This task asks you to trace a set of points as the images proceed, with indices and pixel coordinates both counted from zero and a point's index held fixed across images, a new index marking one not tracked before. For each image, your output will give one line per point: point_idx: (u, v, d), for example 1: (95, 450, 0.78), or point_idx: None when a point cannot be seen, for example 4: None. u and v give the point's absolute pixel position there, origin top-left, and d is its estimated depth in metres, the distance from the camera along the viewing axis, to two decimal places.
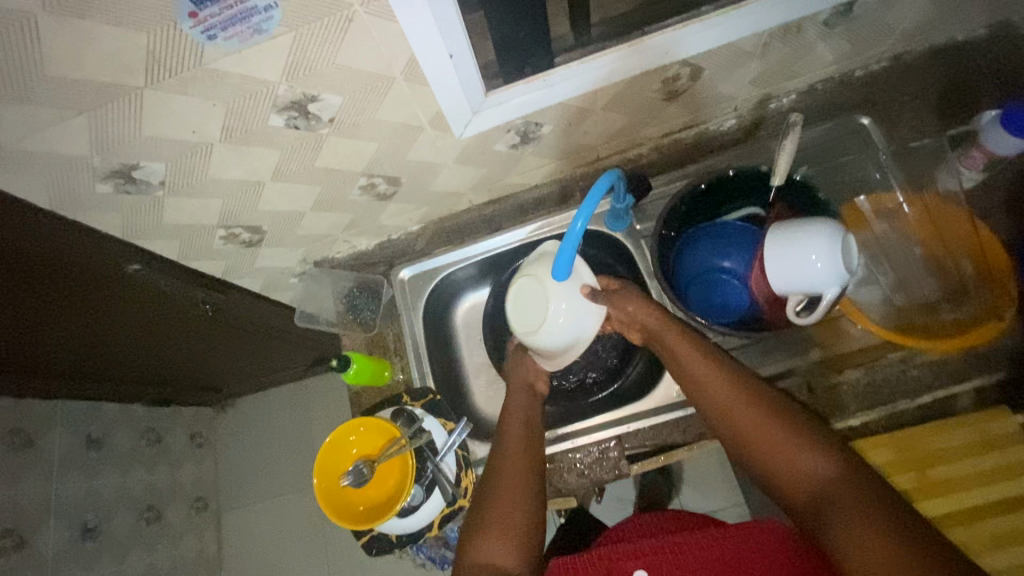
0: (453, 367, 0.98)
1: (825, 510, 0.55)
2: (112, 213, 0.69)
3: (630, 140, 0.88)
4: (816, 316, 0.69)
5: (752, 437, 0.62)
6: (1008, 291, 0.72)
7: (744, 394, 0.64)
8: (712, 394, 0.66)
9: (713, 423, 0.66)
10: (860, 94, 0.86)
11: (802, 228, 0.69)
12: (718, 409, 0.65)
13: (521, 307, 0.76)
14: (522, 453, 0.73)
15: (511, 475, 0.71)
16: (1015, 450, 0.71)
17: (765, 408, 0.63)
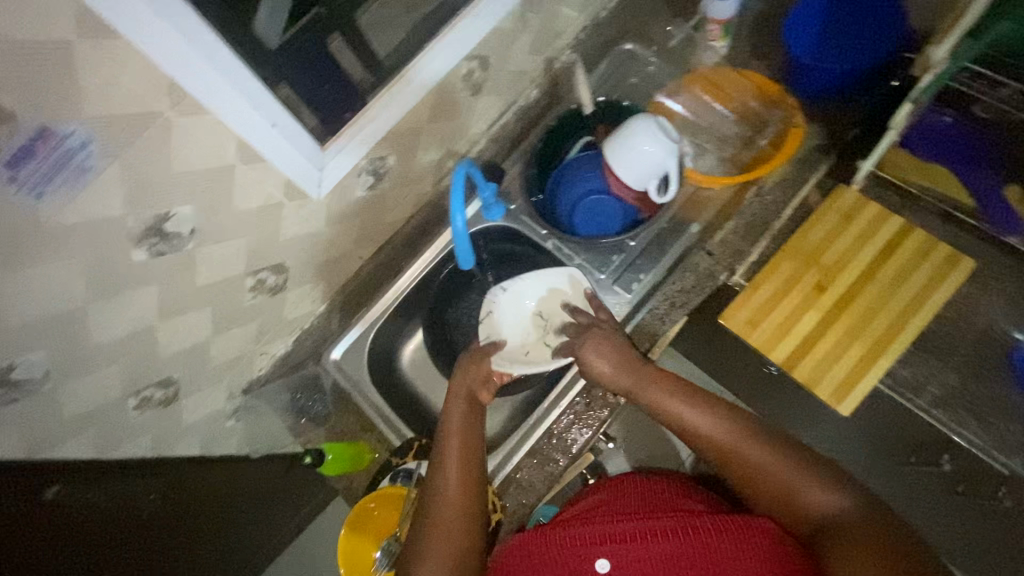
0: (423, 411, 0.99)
1: (827, 539, 0.59)
2: (7, 431, 0.63)
3: (464, 141, 0.98)
4: (674, 181, 0.81)
5: (755, 469, 0.65)
6: (789, 101, 0.90)
7: (741, 433, 0.68)
8: (709, 431, 0.69)
9: (712, 459, 0.70)
10: (615, 28, 1.04)
11: (621, 131, 0.81)
12: (717, 446, 0.69)
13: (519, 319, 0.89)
14: (457, 455, 0.73)
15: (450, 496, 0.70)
16: (847, 233, 0.86)
17: (763, 443, 0.67)
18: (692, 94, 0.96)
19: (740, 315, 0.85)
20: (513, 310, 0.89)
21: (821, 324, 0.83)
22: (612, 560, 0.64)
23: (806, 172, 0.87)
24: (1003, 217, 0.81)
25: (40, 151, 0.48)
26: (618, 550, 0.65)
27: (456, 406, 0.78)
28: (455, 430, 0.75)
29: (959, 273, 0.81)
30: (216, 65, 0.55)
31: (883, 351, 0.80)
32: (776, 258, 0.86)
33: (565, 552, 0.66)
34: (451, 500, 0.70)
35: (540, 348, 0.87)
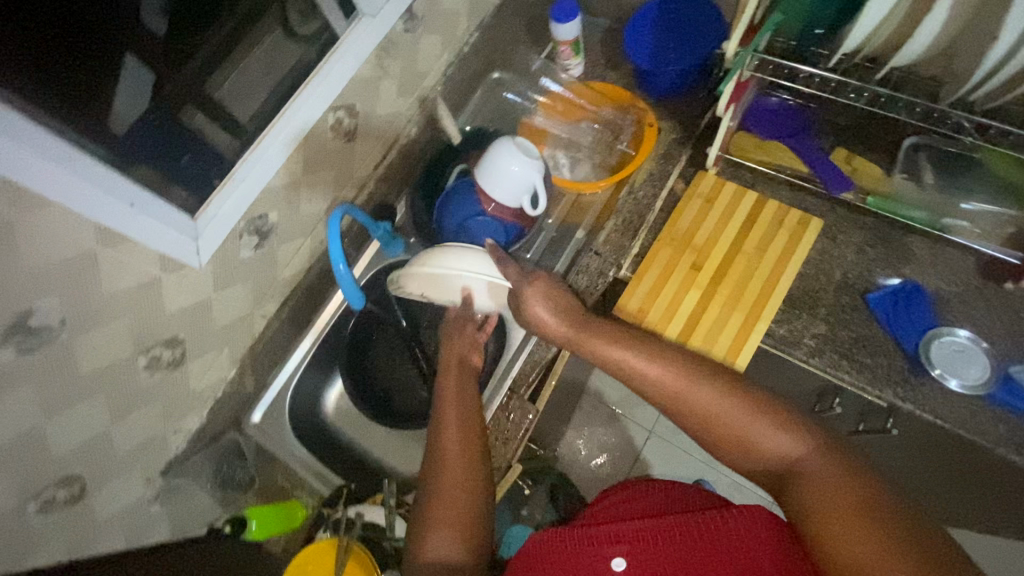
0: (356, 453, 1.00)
1: (790, 481, 0.63)
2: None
3: (350, 186, 1.00)
4: (541, 195, 0.86)
5: (709, 415, 0.68)
6: (636, 103, 1.00)
7: (693, 384, 0.70)
8: (665, 384, 0.71)
9: (668, 408, 0.72)
10: (479, 61, 1.11)
11: (489, 157, 0.86)
12: (670, 397, 0.71)
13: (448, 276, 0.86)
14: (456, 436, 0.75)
15: (450, 473, 0.72)
16: (716, 208, 0.94)
17: (724, 391, 0.68)
18: (551, 118, 1.09)
19: (633, 298, 0.92)
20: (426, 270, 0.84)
21: (704, 297, 0.90)
22: (628, 558, 0.67)
23: (668, 166, 0.99)
24: (832, 178, 0.88)
25: None
26: (632, 549, 0.67)
27: (448, 391, 0.81)
28: (448, 406, 0.78)
29: (811, 232, 0.89)
30: (52, 159, 0.56)
31: (759, 314, 0.87)
32: (663, 233, 0.94)
33: (577, 554, 0.68)
34: (454, 470, 0.72)
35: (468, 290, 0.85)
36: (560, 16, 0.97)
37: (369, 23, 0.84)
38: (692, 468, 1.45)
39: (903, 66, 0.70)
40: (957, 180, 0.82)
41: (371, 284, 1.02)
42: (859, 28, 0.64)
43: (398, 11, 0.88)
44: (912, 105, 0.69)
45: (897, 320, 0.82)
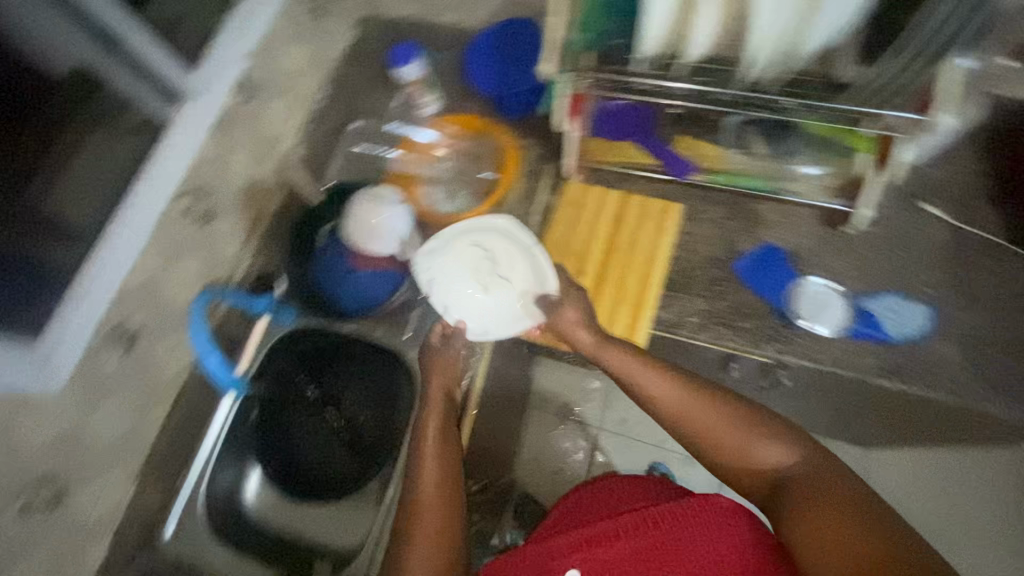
0: (287, 542, 0.92)
1: (779, 496, 0.57)
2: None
3: (221, 266, 0.95)
4: (409, 232, 0.88)
5: (712, 434, 0.60)
6: (493, 128, 1.04)
7: (693, 391, 0.63)
8: (672, 404, 0.63)
9: (672, 428, 0.63)
10: (339, 109, 1.09)
11: (348, 211, 0.86)
12: (673, 414, 0.63)
13: (466, 286, 0.83)
14: (435, 463, 0.66)
15: (431, 509, 0.63)
16: (587, 214, 0.99)
17: (718, 403, 0.62)
18: (410, 159, 1.03)
19: None
20: (443, 269, 0.83)
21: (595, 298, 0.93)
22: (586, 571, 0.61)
23: (534, 184, 1.03)
24: (674, 162, 0.94)
25: None
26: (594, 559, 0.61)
27: (432, 424, 0.69)
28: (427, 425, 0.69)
29: (673, 217, 0.95)
30: None
31: (644, 304, 0.91)
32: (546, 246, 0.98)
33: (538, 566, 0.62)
34: (430, 496, 0.64)
35: (496, 286, 0.82)
36: (404, 61, 0.99)
37: (194, 117, 0.93)
38: None
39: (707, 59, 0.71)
40: (784, 145, 0.86)
41: (269, 359, 0.95)
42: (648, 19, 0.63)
43: (218, 100, 0.96)
44: (731, 90, 0.72)
45: (764, 282, 0.90)
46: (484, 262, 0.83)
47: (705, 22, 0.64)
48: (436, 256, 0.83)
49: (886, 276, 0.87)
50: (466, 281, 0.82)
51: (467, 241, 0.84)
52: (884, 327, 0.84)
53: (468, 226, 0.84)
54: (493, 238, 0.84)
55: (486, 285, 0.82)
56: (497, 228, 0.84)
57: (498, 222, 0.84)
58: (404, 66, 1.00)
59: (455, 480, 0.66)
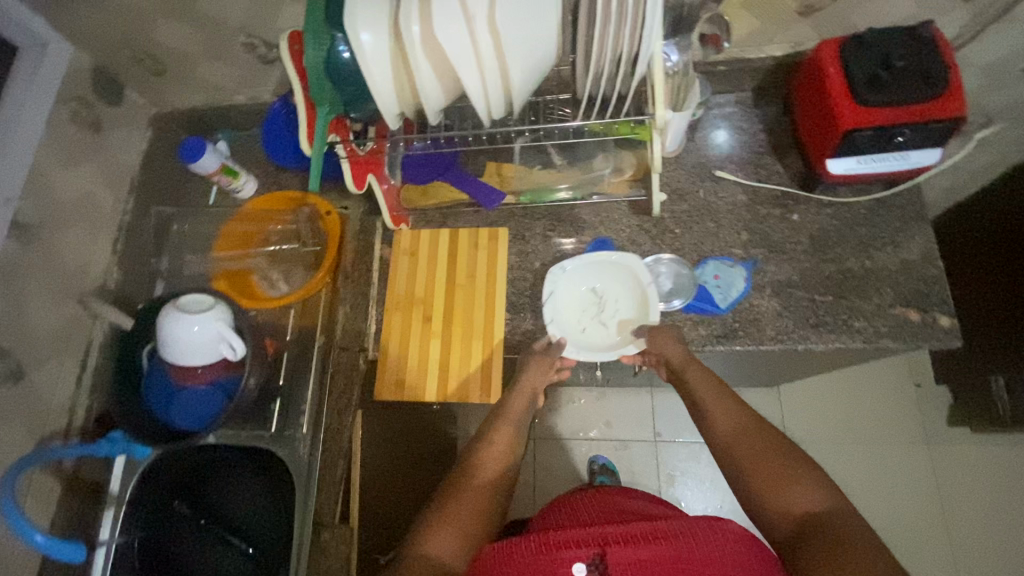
0: None
1: (808, 535, 0.61)
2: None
3: (55, 415, 0.90)
4: (228, 333, 0.84)
5: (766, 450, 0.69)
6: (309, 201, 1.02)
7: (716, 393, 0.76)
8: (729, 433, 0.72)
9: (705, 426, 0.75)
10: (150, 220, 1.06)
11: (161, 334, 0.83)
12: (727, 443, 0.72)
13: (571, 318, 0.90)
14: (493, 469, 0.75)
15: (478, 492, 0.71)
16: (421, 258, 0.99)
17: (785, 451, 0.69)
18: (235, 255, 1.01)
19: (390, 363, 0.94)
20: (564, 308, 0.91)
21: (445, 339, 0.94)
22: (590, 564, 0.63)
23: (367, 240, 1.02)
24: (483, 194, 0.98)
25: None
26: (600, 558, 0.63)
27: (507, 426, 0.79)
28: (497, 435, 0.78)
29: (503, 242, 0.97)
30: None
31: (492, 336, 0.93)
32: (388, 300, 0.98)
33: (540, 561, 0.63)
34: (471, 496, 0.71)
35: (596, 329, 0.90)
36: (194, 151, 0.96)
37: None
38: (580, 453, 1.46)
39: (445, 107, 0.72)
40: (575, 153, 0.96)
41: (138, 496, 0.91)
42: (371, 87, 0.64)
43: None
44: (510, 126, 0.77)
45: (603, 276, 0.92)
46: (594, 306, 0.91)
47: (424, 73, 0.64)
48: (556, 297, 0.90)
49: (703, 244, 0.92)
50: (595, 325, 0.90)
51: (583, 286, 0.92)
52: (713, 301, 0.87)
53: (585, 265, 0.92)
54: (608, 285, 0.92)
55: (598, 324, 0.90)
56: (622, 264, 0.90)
57: (625, 258, 0.89)
58: (196, 156, 0.96)
59: (494, 501, 0.72)
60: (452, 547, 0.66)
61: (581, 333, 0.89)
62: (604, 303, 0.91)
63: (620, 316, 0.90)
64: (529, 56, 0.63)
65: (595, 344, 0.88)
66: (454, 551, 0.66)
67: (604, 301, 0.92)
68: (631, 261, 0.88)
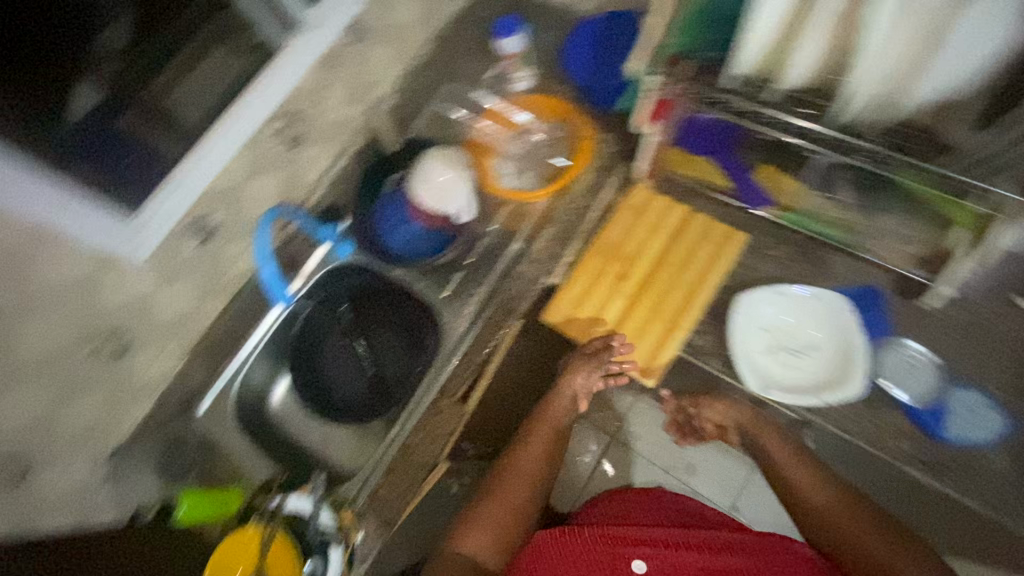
0: (293, 444, 1.02)
1: None
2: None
3: (301, 188, 1.04)
4: (468, 203, 0.92)
5: (862, 540, 0.71)
6: (576, 119, 1.04)
7: (805, 469, 0.79)
8: (824, 505, 0.75)
9: (792, 499, 0.78)
10: (434, 70, 1.15)
11: (417, 170, 0.90)
12: (822, 518, 0.74)
13: (764, 319, 0.87)
14: (541, 448, 0.84)
15: (511, 491, 0.79)
16: (647, 218, 0.96)
17: (885, 533, 0.71)
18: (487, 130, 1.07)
19: (567, 293, 0.94)
20: (773, 314, 0.87)
21: (630, 304, 0.92)
22: (650, 561, 0.71)
23: (603, 179, 1.02)
24: (751, 196, 0.93)
25: None
26: (654, 555, 0.72)
27: (544, 434, 0.85)
28: (542, 426, 0.86)
29: (736, 246, 0.92)
30: (65, 199, 0.71)
31: (678, 325, 0.90)
32: (598, 238, 0.96)
33: (600, 552, 0.72)
34: (521, 470, 0.82)
35: (757, 347, 0.86)
36: (501, 32, 1.01)
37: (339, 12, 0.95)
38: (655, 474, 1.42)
39: (800, 87, 0.70)
40: (873, 198, 0.83)
41: (321, 283, 1.04)
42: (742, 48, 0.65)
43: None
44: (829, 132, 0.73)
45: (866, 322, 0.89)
46: (783, 342, 0.86)
47: (805, 52, 0.64)
48: (786, 300, 0.87)
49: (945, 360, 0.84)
50: (764, 348, 0.86)
51: (811, 331, 0.86)
52: (944, 425, 0.86)
53: (829, 330, 0.86)
54: (814, 358, 0.85)
55: (766, 349, 0.86)
56: (846, 370, 0.83)
57: (858, 371, 0.82)
58: (505, 37, 1.01)
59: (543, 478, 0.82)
60: (485, 542, 0.74)
61: (753, 326, 0.86)
62: (789, 360, 0.85)
63: (777, 377, 0.85)
64: (941, 72, 0.62)
65: (741, 345, 0.85)
66: (485, 547, 0.74)
67: (792, 360, 0.85)
68: (862, 355, 0.83)
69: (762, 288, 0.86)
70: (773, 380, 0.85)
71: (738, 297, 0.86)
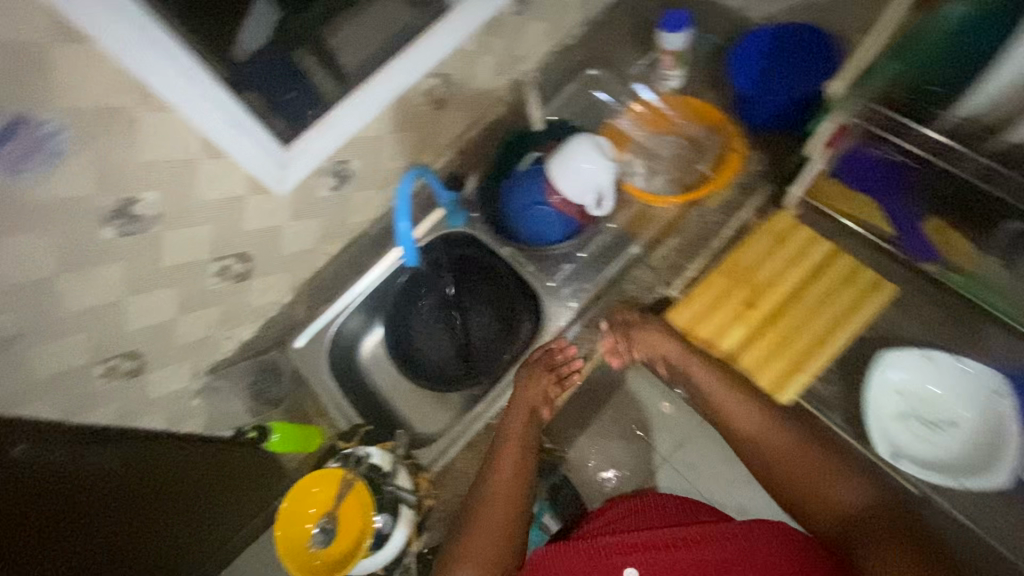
0: (367, 394, 1.08)
1: (860, 543, 0.65)
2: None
3: (431, 151, 1.04)
4: (608, 197, 0.88)
5: (839, 502, 0.70)
6: (728, 130, 0.96)
7: (784, 440, 0.77)
8: (780, 446, 0.77)
9: (754, 455, 0.79)
10: (581, 55, 1.12)
11: (565, 150, 0.87)
12: (792, 474, 0.74)
13: (906, 385, 0.84)
14: (513, 446, 0.81)
15: (498, 504, 0.75)
16: (786, 247, 0.90)
17: (841, 475, 0.72)
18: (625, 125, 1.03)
19: (689, 308, 0.90)
20: (917, 382, 0.84)
21: (752, 333, 0.87)
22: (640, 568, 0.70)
23: (744, 198, 0.94)
24: (920, 248, 0.87)
25: (22, 134, 0.56)
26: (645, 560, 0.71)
27: (507, 467, 0.78)
28: (511, 442, 0.82)
29: (882, 296, 0.86)
30: (233, 121, 0.71)
31: (801, 368, 0.85)
32: (728, 258, 0.92)
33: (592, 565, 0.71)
34: (500, 477, 0.78)
35: (892, 411, 0.84)
36: (665, 24, 0.97)
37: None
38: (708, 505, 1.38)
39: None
40: None
41: (431, 247, 1.07)
42: (987, 82, 0.67)
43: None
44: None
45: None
46: (919, 413, 0.83)
47: None
48: (933, 370, 0.84)
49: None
50: (898, 415, 0.84)
51: (954, 408, 0.83)
52: None
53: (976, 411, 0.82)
54: (951, 436, 0.83)
55: (899, 417, 0.84)
56: (987, 456, 0.80)
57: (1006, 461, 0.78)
58: (669, 31, 0.97)
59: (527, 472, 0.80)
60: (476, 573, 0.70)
61: (892, 389, 0.84)
62: (922, 432, 0.83)
63: (906, 445, 0.83)
64: None
65: (878, 405, 0.83)
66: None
67: (925, 433, 0.83)
68: (1015, 440, 0.78)
69: (913, 351, 0.83)
70: (902, 448, 0.83)
71: (885, 356, 0.83)
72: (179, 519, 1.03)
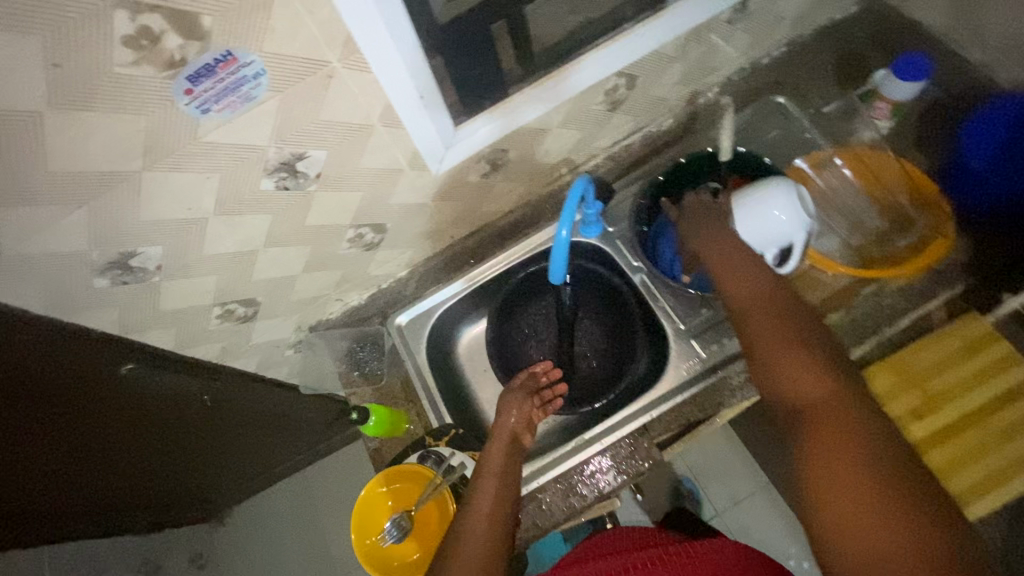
0: (458, 388, 1.02)
1: (814, 442, 0.53)
2: (39, 285, 0.60)
3: (586, 151, 0.95)
4: (790, 261, 0.77)
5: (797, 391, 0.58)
6: (943, 209, 0.83)
7: (738, 273, 0.71)
8: (744, 298, 0.69)
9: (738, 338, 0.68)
10: (771, 78, 0.99)
11: (761, 188, 0.76)
12: (763, 370, 0.63)
13: None
14: (497, 464, 0.73)
15: (476, 520, 0.65)
16: (983, 358, 0.81)
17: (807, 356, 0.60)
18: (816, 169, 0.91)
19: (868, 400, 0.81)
20: None
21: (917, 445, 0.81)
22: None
23: (937, 288, 0.79)
24: None
25: (218, 72, 0.51)
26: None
27: (484, 501, 0.68)
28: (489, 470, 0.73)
29: None
30: (420, 91, 0.65)
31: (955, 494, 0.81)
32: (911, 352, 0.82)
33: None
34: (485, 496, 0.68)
35: None
36: (895, 69, 0.86)
37: None
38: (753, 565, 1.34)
39: None
40: None
41: None
42: None
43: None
44: None
45: None
46: None
47: None
48: None
49: None
50: None
51: None
52: None
53: None
54: None
55: None
56: None
57: None
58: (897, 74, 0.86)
59: (513, 480, 0.72)
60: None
61: None
62: None
63: None
64: None
65: None
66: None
67: None
68: None
69: None
70: None
71: None
72: (215, 444, 1.03)
